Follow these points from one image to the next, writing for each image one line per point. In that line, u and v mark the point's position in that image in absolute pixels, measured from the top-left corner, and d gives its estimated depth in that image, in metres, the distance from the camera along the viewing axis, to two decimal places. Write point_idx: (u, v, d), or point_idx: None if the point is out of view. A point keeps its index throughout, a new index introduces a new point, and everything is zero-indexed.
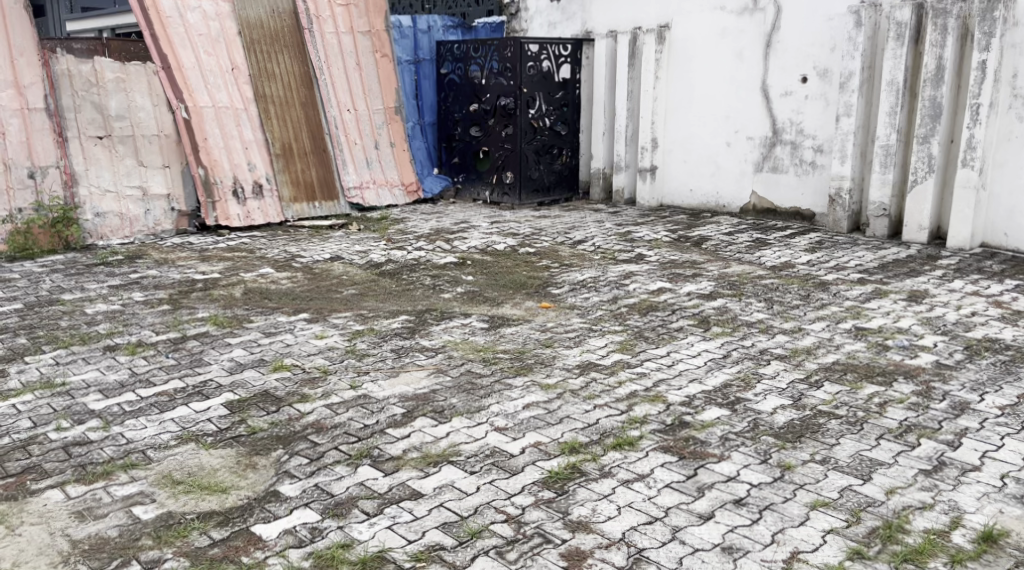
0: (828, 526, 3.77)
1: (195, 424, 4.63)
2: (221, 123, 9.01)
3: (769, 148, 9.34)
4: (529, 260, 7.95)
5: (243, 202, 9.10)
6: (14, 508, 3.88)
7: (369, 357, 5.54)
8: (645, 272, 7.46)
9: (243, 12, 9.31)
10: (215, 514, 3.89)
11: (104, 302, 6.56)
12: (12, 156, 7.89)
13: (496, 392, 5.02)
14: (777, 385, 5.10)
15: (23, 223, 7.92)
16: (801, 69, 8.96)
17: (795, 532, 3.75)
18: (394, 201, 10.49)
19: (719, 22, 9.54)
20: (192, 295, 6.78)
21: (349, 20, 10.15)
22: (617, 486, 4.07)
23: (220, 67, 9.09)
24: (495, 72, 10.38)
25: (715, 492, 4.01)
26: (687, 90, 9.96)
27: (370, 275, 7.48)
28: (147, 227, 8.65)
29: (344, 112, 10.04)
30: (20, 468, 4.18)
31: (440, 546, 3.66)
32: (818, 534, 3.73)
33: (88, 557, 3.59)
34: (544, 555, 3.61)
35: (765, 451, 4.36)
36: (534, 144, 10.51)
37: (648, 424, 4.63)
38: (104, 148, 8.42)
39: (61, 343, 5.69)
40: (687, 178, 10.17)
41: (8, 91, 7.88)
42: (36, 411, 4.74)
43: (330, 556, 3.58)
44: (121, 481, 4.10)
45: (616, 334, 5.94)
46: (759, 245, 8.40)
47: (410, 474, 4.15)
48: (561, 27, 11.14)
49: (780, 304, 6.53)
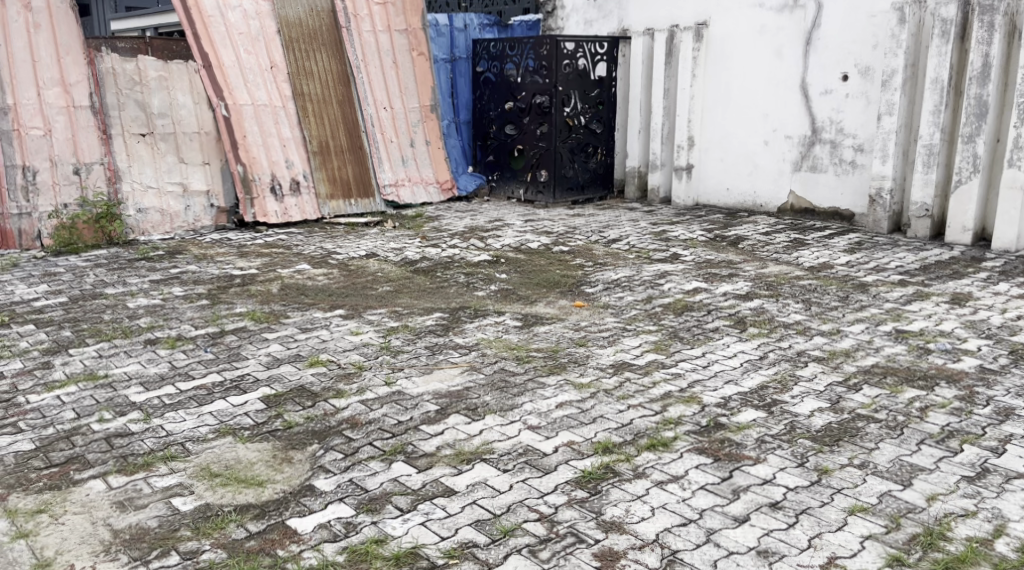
0: (867, 532, 3.73)
1: (232, 417, 4.68)
2: (260, 120, 9.08)
3: (808, 147, 9.25)
4: (563, 259, 7.93)
5: (280, 199, 9.17)
6: (58, 497, 3.95)
7: (404, 353, 5.57)
8: (681, 272, 7.43)
9: (283, 10, 9.39)
10: (252, 507, 3.93)
11: (144, 296, 6.65)
12: (58, 152, 8.03)
13: (529, 391, 5.01)
14: (815, 387, 5.05)
15: (67, 218, 8.06)
16: (842, 66, 8.86)
17: (832, 537, 3.71)
18: (429, 198, 10.52)
19: (758, 20, 9.46)
20: (230, 290, 6.85)
21: (387, 18, 10.18)
22: (652, 487, 4.05)
23: (260, 65, 9.17)
24: (531, 70, 10.36)
25: (751, 495, 3.99)
26: (724, 89, 9.90)
27: (404, 272, 7.51)
28: (187, 223, 8.76)
29: (381, 110, 10.09)
30: (63, 458, 4.25)
31: (473, 543, 3.67)
32: (856, 540, 3.69)
33: (129, 546, 3.64)
34: (577, 555, 3.61)
35: (802, 454, 4.32)
36: (570, 142, 10.50)
37: (683, 425, 4.60)
38: (147, 145, 8.55)
39: (104, 336, 5.78)
40: (724, 178, 10.10)
41: (55, 89, 8.03)
42: (79, 402, 4.81)
43: (364, 551, 3.61)
44: (161, 472, 4.15)
45: (650, 334, 5.91)
46: (796, 245, 8.34)
47: (444, 471, 4.17)
48: (597, 25, 11.11)
49: (818, 306, 6.46)
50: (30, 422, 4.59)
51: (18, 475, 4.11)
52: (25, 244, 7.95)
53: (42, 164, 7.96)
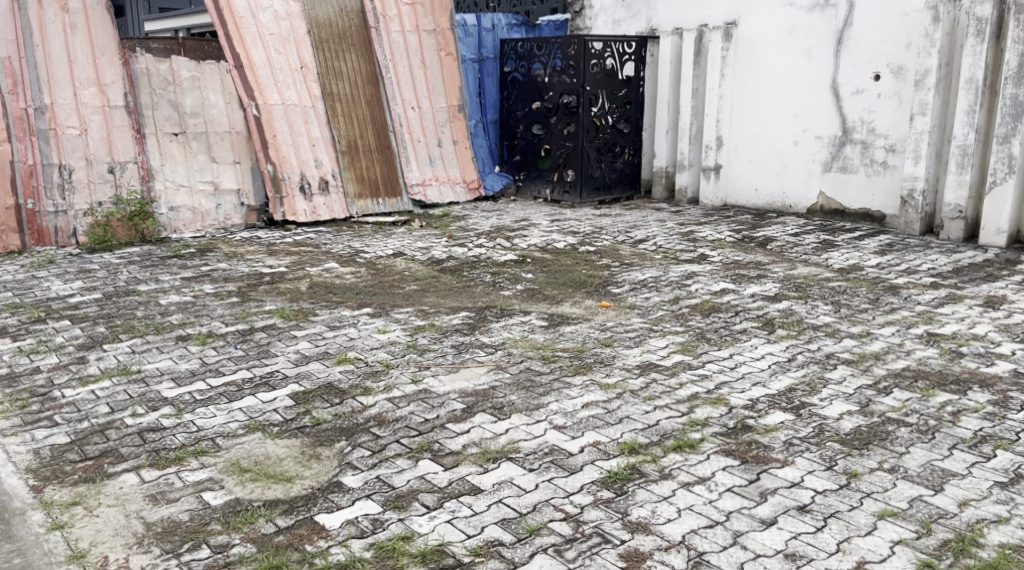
0: (897, 537, 3.71)
1: (261, 413, 4.73)
2: (290, 120, 9.16)
3: (838, 148, 9.19)
4: (590, 259, 7.94)
5: (309, 198, 9.24)
6: (92, 489, 4.02)
7: (430, 352, 5.60)
8: (708, 272, 7.41)
9: (313, 10, 9.46)
10: (280, 503, 3.97)
11: (176, 293, 6.73)
12: (94, 151, 8.16)
13: (555, 391, 5.02)
14: (844, 390, 5.03)
15: (102, 215, 8.18)
16: (874, 66, 8.80)
17: (861, 541, 3.69)
18: (456, 198, 10.53)
19: (789, 19, 9.41)
20: (260, 288, 6.91)
21: (415, 18, 10.22)
22: (678, 488, 4.05)
23: (290, 65, 9.24)
24: (558, 70, 10.37)
25: (778, 498, 3.98)
26: (753, 88, 9.85)
27: (430, 271, 7.55)
28: (218, 221, 8.85)
29: (409, 110, 10.14)
30: (97, 452, 4.32)
31: (499, 541, 3.69)
32: (886, 545, 3.67)
33: (161, 539, 3.70)
34: (603, 555, 3.62)
35: (830, 457, 4.30)
36: (596, 142, 10.50)
37: (709, 427, 4.60)
38: (179, 144, 8.65)
39: (137, 332, 5.85)
40: (753, 178, 10.06)
41: (91, 89, 8.16)
42: (114, 397, 4.89)
43: (391, 547, 3.64)
44: (192, 466, 4.21)
45: (677, 335, 5.90)
46: (826, 246, 8.30)
47: (470, 469, 4.19)
48: (625, 25, 11.10)
49: (848, 308, 6.42)
50: (66, 416, 4.67)
51: (54, 468, 4.18)
52: (61, 241, 8.08)
53: (78, 163, 8.09)
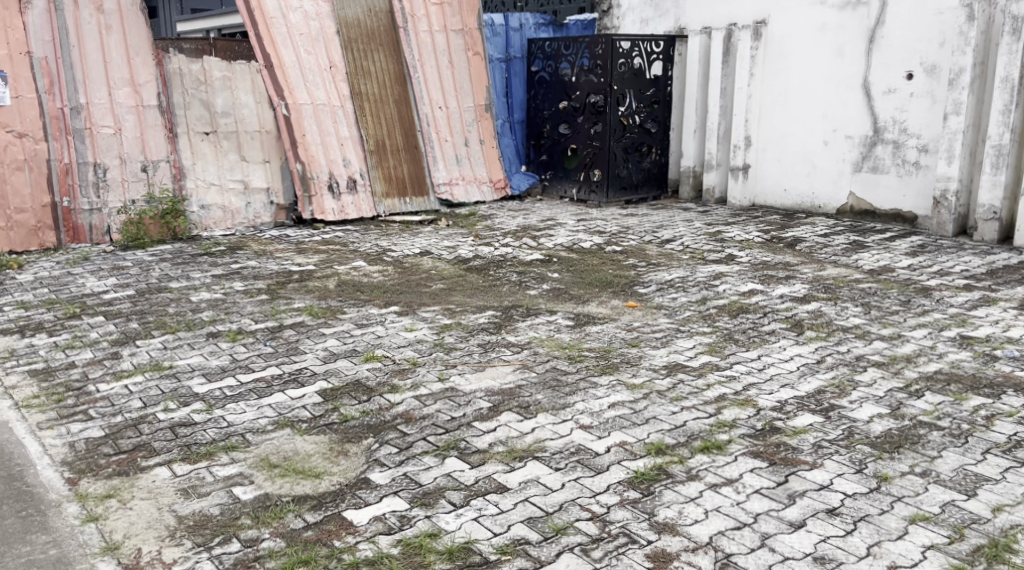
0: (929, 542, 3.69)
1: (290, 410, 4.78)
2: (319, 120, 9.22)
3: (869, 147, 9.12)
4: (616, 259, 7.93)
5: (337, 197, 9.31)
6: (126, 482, 4.08)
7: (457, 350, 5.63)
8: (736, 273, 7.39)
9: (342, 11, 9.52)
10: (309, 498, 4.01)
11: (207, 290, 6.80)
12: (127, 150, 8.27)
13: (581, 391, 5.03)
14: (874, 392, 5.00)
15: (135, 213, 8.28)
16: (906, 65, 8.73)
17: (892, 545, 3.67)
18: (483, 198, 10.55)
19: (819, 18, 9.36)
20: (289, 286, 6.97)
21: (443, 18, 10.26)
22: (705, 490, 4.05)
23: (319, 65, 9.31)
24: (586, 69, 10.36)
25: (807, 501, 3.96)
26: (783, 87, 9.80)
27: (457, 270, 7.58)
28: (248, 220, 8.94)
29: (436, 110, 10.17)
30: (131, 446, 4.38)
31: (525, 540, 3.70)
32: (918, 550, 3.64)
33: (193, 532, 3.74)
34: (629, 555, 3.63)
35: (860, 460, 4.28)
36: (624, 142, 10.48)
37: (737, 428, 4.59)
38: (210, 143, 8.74)
39: (169, 328, 5.93)
40: (782, 178, 10.00)
41: (125, 89, 8.26)
42: (146, 392, 4.95)
43: (418, 544, 3.66)
44: (222, 461, 4.26)
45: (704, 336, 5.88)
46: (855, 247, 8.24)
47: (496, 468, 4.21)
48: (653, 24, 11.07)
49: (878, 310, 6.37)
50: (100, 410, 4.74)
51: (88, 461, 4.25)
52: (95, 239, 8.20)
53: (112, 162, 8.21)
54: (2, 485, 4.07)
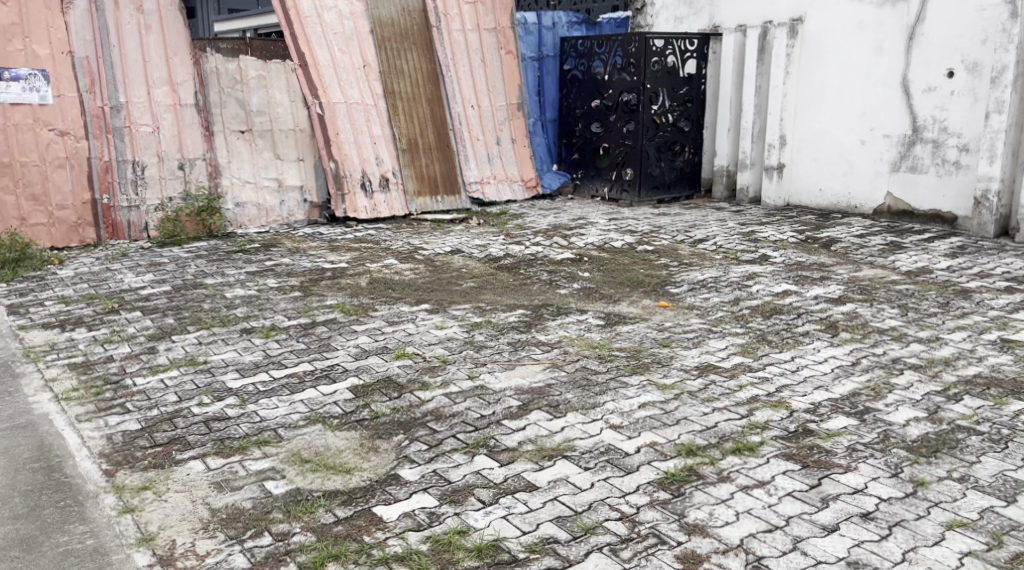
0: (966, 548, 3.66)
1: (322, 405, 4.83)
2: (353, 118, 9.30)
3: (908, 147, 9.03)
4: (648, 259, 7.91)
5: (370, 195, 9.39)
6: (162, 475, 4.15)
7: (487, 348, 5.65)
8: (769, 273, 7.35)
9: (376, 10, 9.58)
10: (340, 493, 4.05)
11: (241, 287, 6.89)
12: (165, 148, 8.40)
13: (611, 390, 5.03)
14: (911, 396, 4.95)
15: (172, 210, 8.43)
16: (947, 63, 8.62)
17: (928, 551, 3.64)
18: (514, 196, 10.57)
19: (858, 15, 9.27)
20: (322, 283, 7.04)
21: (476, 17, 10.29)
22: (736, 492, 4.04)
23: (353, 64, 9.38)
24: (619, 68, 10.34)
25: (841, 504, 3.94)
26: (819, 86, 9.73)
27: (487, 268, 7.62)
28: (282, 217, 9.04)
29: (469, 108, 10.21)
30: (166, 439, 4.45)
31: (554, 539, 3.72)
32: (955, 556, 3.61)
33: (225, 525, 3.81)
34: (659, 555, 3.63)
35: (896, 464, 4.25)
36: (656, 140, 10.45)
37: (770, 430, 4.57)
38: (245, 142, 8.84)
39: (204, 324, 6.01)
40: (817, 178, 9.93)
41: (163, 88, 8.39)
42: (181, 386, 5.03)
43: (447, 541, 3.69)
44: (255, 456, 4.32)
45: (737, 337, 5.86)
46: (892, 248, 8.16)
47: (526, 466, 4.23)
48: (687, 22, 11.03)
49: (915, 312, 6.31)
50: (136, 403, 4.82)
51: (125, 453, 4.33)
52: (134, 235, 8.35)
53: (150, 160, 8.35)
54: (41, 476, 4.16)
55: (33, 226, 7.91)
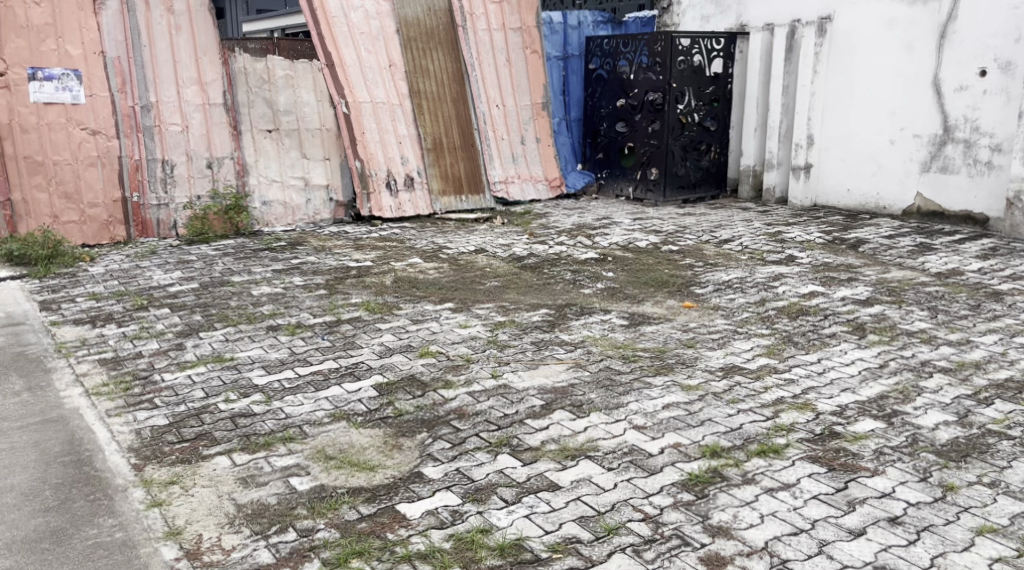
0: (996, 555, 3.63)
1: (346, 403, 4.86)
2: (378, 118, 9.34)
3: (938, 147, 8.95)
4: (673, 259, 7.90)
5: (395, 194, 9.43)
6: (189, 470, 4.20)
7: (510, 348, 5.66)
8: (796, 274, 7.31)
9: (402, 10, 9.61)
10: (364, 490, 4.08)
11: (267, 285, 6.94)
12: (193, 147, 8.48)
13: (635, 390, 5.03)
14: (940, 399, 4.91)
15: (200, 209, 8.51)
16: (980, 61, 8.54)
17: (957, 557, 3.62)
18: (538, 196, 10.58)
19: (888, 13, 9.19)
20: (347, 281, 7.08)
21: (502, 16, 10.31)
22: (761, 494, 4.03)
23: (379, 63, 9.42)
24: (645, 67, 10.31)
25: (868, 508, 3.92)
26: (848, 85, 9.66)
27: (511, 268, 7.63)
28: (308, 216, 9.10)
29: (493, 108, 10.23)
30: (193, 434, 4.50)
31: (577, 539, 3.73)
32: (984, 562, 3.59)
33: (251, 521, 3.84)
34: (682, 557, 3.63)
35: (925, 468, 4.22)
36: (682, 140, 10.42)
37: (795, 432, 4.55)
38: (273, 141, 8.91)
39: (231, 321, 6.07)
40: (845, 178, 9.86)
41: (192, 88, 8.46)
42: (208, 382, 5.09)
43: (470, 540, 3.71)
44: (280, 452, 4.36)
45: (762, 338, 5.85)
46: (921, 249, 8.09)
47: (549, 466, 4.24)
48: (714, 21, 10.99)
49: (945, 314, 6.26)
50: (165, 399, 4.88)
51: (154, 448, 4.38)
52: (162, 233, 8.45)
53: (179, 158, 8.43)
54: (72, 469, 4.22)
55: (65, 224, 8.02)
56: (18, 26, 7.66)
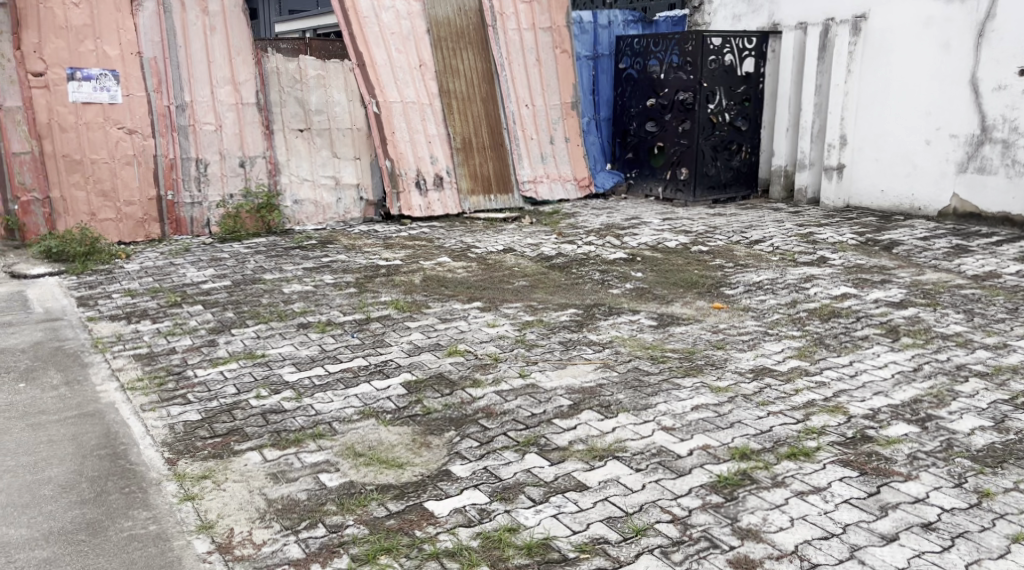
0: None
1: (375, 400, 4.90)
2: (408, 118, 9.38)
3: (976, 147, 8.85)
4: (702, 259, 7.87)
5: (424, 193, 9.47)
6: (220, 465, 4.24)
7: (538, 347, 5.67)
8: (828, 276, 7.25)
9: (433, 10, 9.64)
10: (393, 487, 4.10)
11: (298, 283, 7.00)
12: (226, 146, 8.56)
13: (664, 391, 5.02)
14: (976, 404, 4.86)
15: (233, 207, 8.59)
16: (1019, 60, 8.44)
17: (992, 564, 3.58)
18: (567, 196, 10.57)
19: (924, 11, 9.09)
20: (377, 280, 7.12)
21: (532, 16, 10.30)
22: (791, 497, 4.00)
23: (410, 63, 9.46)
24: (675, 67, 10.27)
25: (901, 513, 3.88)
26: (882, 84, 9.56)
27: (539, 267, 7.62)
28: (338, 215, 9.16)
29: (523, 108, 10.24)
30: (225, 430, 4.55)
31: (604, 539, 3.73)
32: None
33: (281, 516, 3.88)
34: (711, 559, 3.62)
35: (960, 474, 4.17)
36: (712, 140, 10.37)
37: (826, 435, 4.52)
38: (304, 140, 8.97)
39: (262, 319, 6.12)
40: (879, 179, 9.77)
41: (226, 88, 8.53)
42: (240, 378, 5.14)
43: (498, 538, 3.72)
44: (310, 449, 4.39)
45: (794, 340, 5.81)
46: (957, 251, 7.99)
47: (576, 466, 4.24)
48: (746, 20, 10.93)
49: (981, 318, 6.18)
50: (197, 395, 4.93)
51: (186, 442, 4.43)
52: (195, 231, 8.55)
53: (212, 157, 8.51)
54: (108, 462, 4.29)
55: (102, 221, 8.14)
56: (57, 27, 7.78)
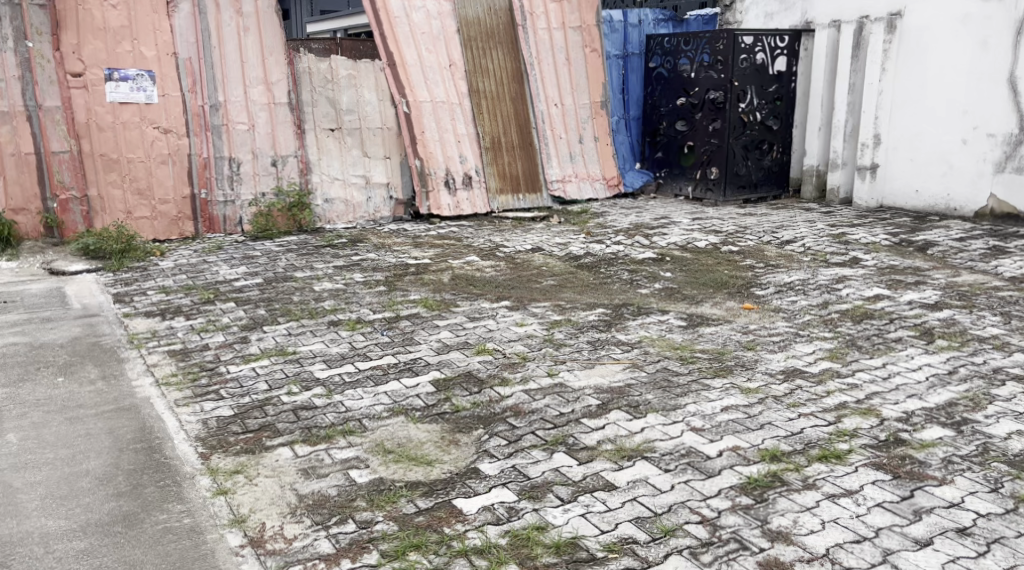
0: None
1: (405, 398, 4.92)
2: (438, 117, 9.41)
3: (1015, 146, 8.73)
4: (732, 259, 7.83)
5: (454, 192, 9.50)
6: (252, 460, 4.28)
7: (566, 347, 5.66)
8: (860, 277, 7.19)
9: (463, 10, 9.66)
10: (421, 485, 4.12)
11: (328, 281, 7.04)
12: (259, 145, 8.63)
13: (693, 392, 5.00)
14: (1013, 408, 4.79)
15: (265, 206, 8.67)
16: None
17: None
18: (596, 195, 10.55)
19: (961, 9, 8.98)
20: (406, 278, 7.15)
21: (562, 15, 10.28)
22: (823, 500, 3.98)
23: (440, 63, 9.49)
24: (706, 66, 10.23)
25: (935, 518, 3.84)
26: (918, 83, 9.46)
27: (568, 267, 7.61)
28: (368, 213, 9.21)
29: (552, 107, 10.22)
30: (257, 426, 4.59)
31: (633, 539, 3.72)
32: None
33: (312, 511, 3.91)
34: (740, 561, 3.60)
35: (996, 479, 4.12)
36: (743, 139, 10.33)
37: (859, 437, 4.48)
38: (336, 139, 9.03)
39: (293, 316, 6.17)
40: (913, 178, 9.67)
41: (259, 87, 8.60)
42: (271, 375, 5.18)
43: (526, 536, 3.73)
44: (340, 445, 4.42)
45: (825, 341, 5.77)
46: (994, 253, 7.88)
47: (605, 466, 4.24)
48: (778, 18, 10.87)
49: (1018, 320, 6.10)
50: (230, 390, 4.98)
51: (219, 437, 4.48)
52: (228, 229, 8.64)
53: (245, 156, 8.59)
54: (143, 456, 4.34)
55: (137, 219, 8.24)
56: (95, 28, 7.89)
